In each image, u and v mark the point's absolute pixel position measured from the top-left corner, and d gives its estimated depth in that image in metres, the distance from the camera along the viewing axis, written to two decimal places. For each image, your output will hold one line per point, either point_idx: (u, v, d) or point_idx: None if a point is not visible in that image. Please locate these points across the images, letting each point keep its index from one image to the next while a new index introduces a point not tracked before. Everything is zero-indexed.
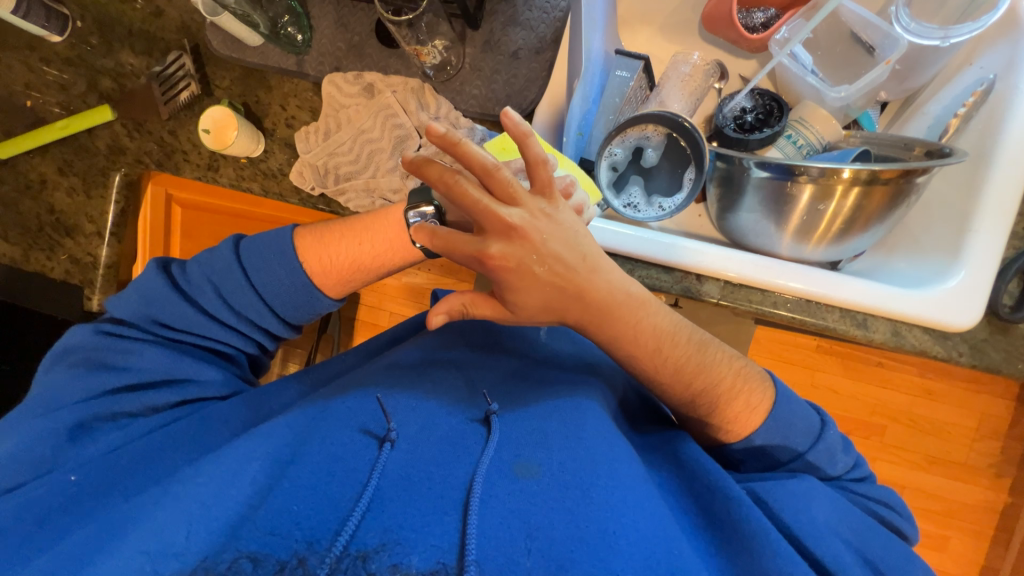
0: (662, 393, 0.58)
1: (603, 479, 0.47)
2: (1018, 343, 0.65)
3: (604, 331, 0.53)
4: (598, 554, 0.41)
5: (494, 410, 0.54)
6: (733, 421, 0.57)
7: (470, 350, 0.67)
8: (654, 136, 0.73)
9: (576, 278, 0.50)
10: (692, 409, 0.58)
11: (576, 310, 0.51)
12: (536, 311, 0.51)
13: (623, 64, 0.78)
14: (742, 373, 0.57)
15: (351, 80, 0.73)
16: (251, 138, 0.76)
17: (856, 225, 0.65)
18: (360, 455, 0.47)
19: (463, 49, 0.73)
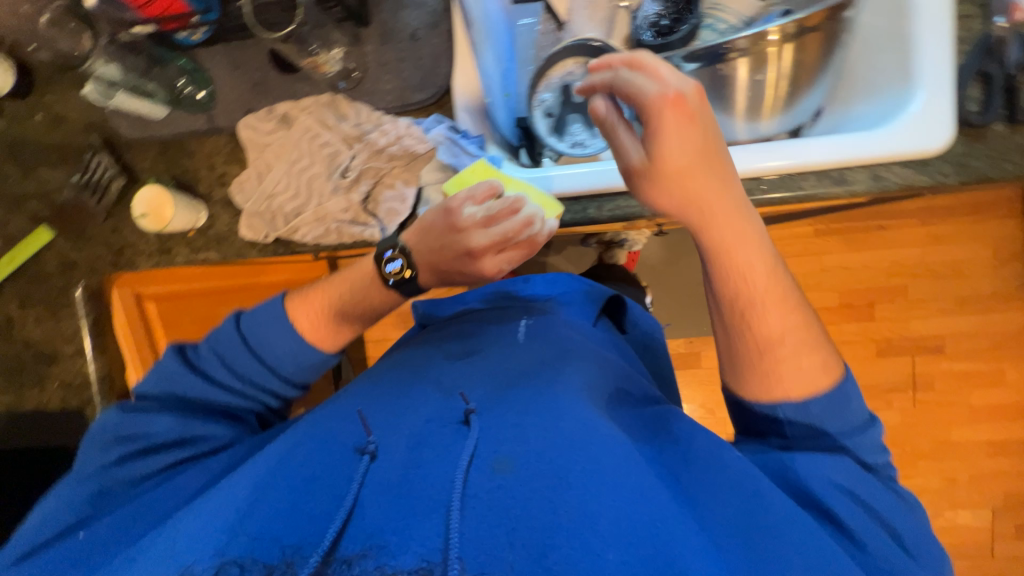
0: (758, 309, 0.53)
1: (581, 461, 0.45)
2: (999, 145, 0.62)
3: (732, 221, 0.51)
4: (576, 532, 0.40)
5: (473, 409, 0.51)
6: (787, 376, 0.52)
7: (451, 358, 0.63)
8: (577, 70, 0.70)
9: (719, 160, 0.49)
10: (765, 342, 0.53)
11: (711, 189, 0.49)
12: (667, 173, 0.49)
13: (524, 11, 0.78)
14: (806, 337, 0.53)
15: (265, 117, 0.71)
16: (190, 208, 0.75)
17: (805, 74, 0.64)
18: (344, 476, 0.46)
19: (363, 49, 0.71)
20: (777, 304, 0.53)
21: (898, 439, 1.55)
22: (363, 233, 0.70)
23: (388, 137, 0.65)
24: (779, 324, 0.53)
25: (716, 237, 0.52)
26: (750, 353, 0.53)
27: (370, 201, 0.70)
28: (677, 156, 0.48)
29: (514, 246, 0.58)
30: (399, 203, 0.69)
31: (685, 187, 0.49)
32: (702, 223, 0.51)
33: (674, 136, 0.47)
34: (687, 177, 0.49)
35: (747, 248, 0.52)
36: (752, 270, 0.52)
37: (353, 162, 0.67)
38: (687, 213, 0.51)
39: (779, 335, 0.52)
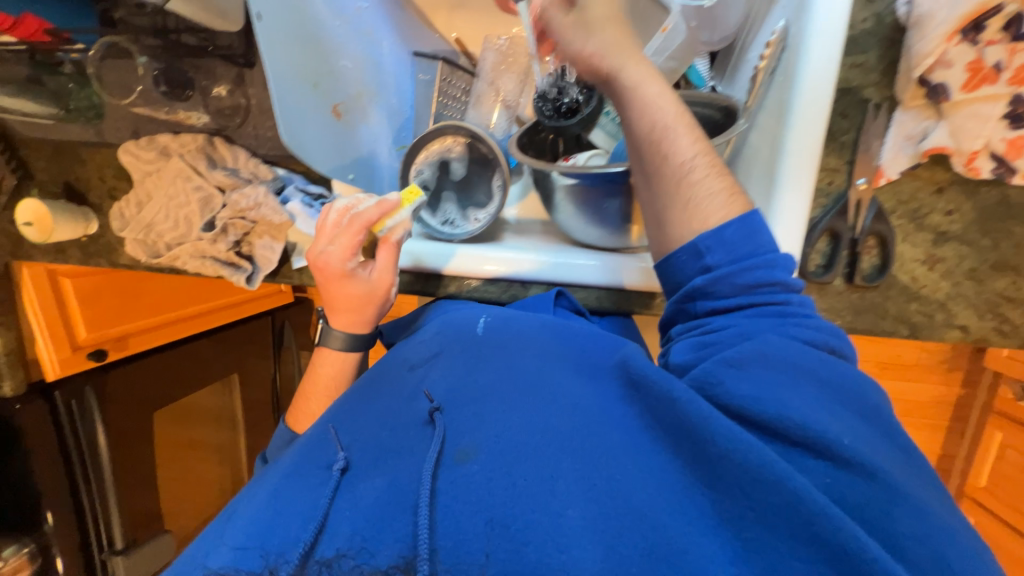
0: (666, 140, 0.50)
1: (540, 433, 0.43)
2: (835, 301, 0.64)
3: (642, 66, 0.52)
4: (536, 499, 0.39)
5: (437, 407, 0.48)
6: (696, 207, 0.50)
7: (410, 366, 0.59)
8: (456, 148, 0.70)
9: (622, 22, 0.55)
10: (678, 166, 0.50)
11: (615, 36, 0.53)
12: (578, 23, 0.54)
13: (424, 67, 0.75)
14: (721, 167, 0.51)
15: (145, 146, 0.71)
16: (76, 221, 0.76)
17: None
18: (314, 496, 0.44)
19: (247, 90, 0.69)
20: (691, 131, 0.51)
21: None
22: (230, 275, 0.72)
23: (250, 200, 0.68)
24: (692, 150, 0.50)
25: (618, 64, 0.52)
26: (664, 193, 0.51)
27: (242, 245, 0.72)
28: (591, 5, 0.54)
29: (340, 226, 0.61)
30: (269, 251, 0.71)
31: (591, 41, 0.53)
32: (607, 60, 0.52)
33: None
34: (592, 27, 0.53)
35: (650, 84, 0.52)
36: (661, 98, 0.51)
37: (222, 212, 0.69)
38: (599, 54, 0.53)
39: (690, 157, 0.50)
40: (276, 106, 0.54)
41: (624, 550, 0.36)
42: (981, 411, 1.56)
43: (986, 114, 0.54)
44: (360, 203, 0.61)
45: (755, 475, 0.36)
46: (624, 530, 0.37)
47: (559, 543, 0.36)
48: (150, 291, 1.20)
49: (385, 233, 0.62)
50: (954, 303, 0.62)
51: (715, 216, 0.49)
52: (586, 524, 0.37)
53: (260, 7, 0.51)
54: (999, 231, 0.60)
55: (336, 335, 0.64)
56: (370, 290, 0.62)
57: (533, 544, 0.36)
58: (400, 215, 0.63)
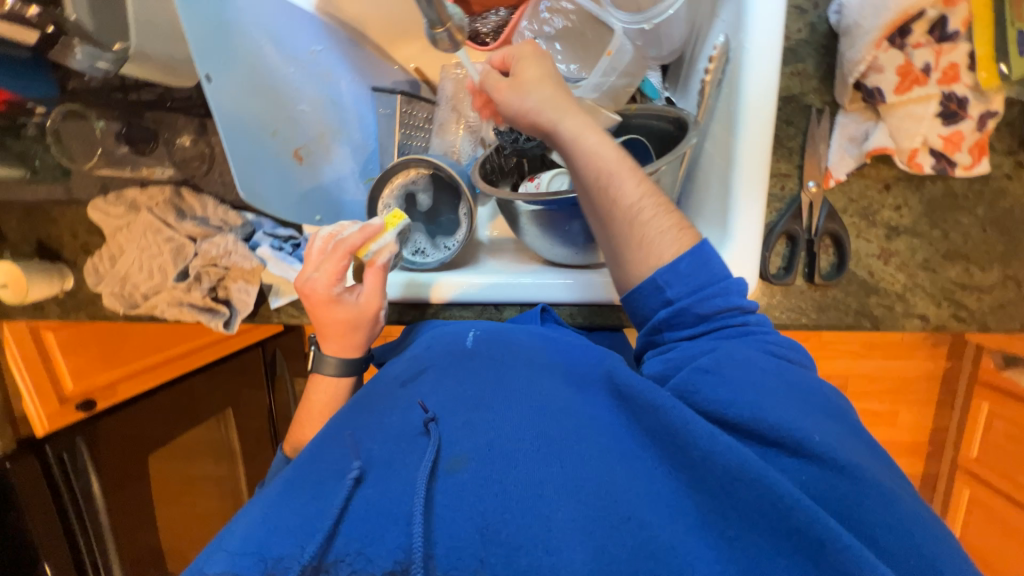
0: (613, 188, 0.52)
1: (535, 441, 0.43)
2: (798, 299, 0.66)
3: (581, 117, 0.54)
4: (529, 506, 0.39)
5: (433, 417, 0.47)
6: (651, 248, 0.52)
7: (400, 382, 0.56)
8: (419, 179, 0.72)
9: (558, 77, 0.57)
10: (625, 209, 0.52)
11: (552, 94, 0.55)
12: (516, 85, 0.56)
13: (383, 102, 0.76)
14: (667, 205, 0.53)
15: (115, 201, 0.72)
16: (51, 280, 0.77)
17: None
18: (312, 502, 0.42)
19: (210, 138, 0.71)
20: (635, 174, 0.53)
21: None
22: (208, 320, 0.72)
23: (219, 249, 0.69)
24: (638, 192, 0.52)
25: (558, 120, 0.54)
26: (618, 238, 0.53)
27: (218, 290, 0.73)
28: (526, 68, 0.57)
29: (325, 253, 0.61)
30: (245, 294, 0.72)
31: (530, 102, 0.55)
32: (548, 116, 0.54)
33: (516, 59, 0.58)
34: (530, 89, 0.55)
35: (591, 134, 0.53)
36: (604, 145, 0.53)
37: (195, 261, 0.70)
38: (540, 112, 0.55)
39: (636, 200, 0.52)
40: (231, 161, 0.56)
41: (614, 550, 0.37)
42: (967, 383, 1.58)
43: (920, 114, 0.57)
44: (343, 229, 0.61)
45: (738, 475, 0.39)
46: (613, 531, 0.38)
47: (551, 546, 0.37)
48: (135, 336, 1.20)
49: (371, 258, 0.62)
50: (913, 294, 0.64)
51: (665, 250, 0.52)
52: (578, 525, 0.38)
53: (208, 68, 0.53)
54: (948, 222, 0.62)
55: (329, 361, 0.64)
56: (359, 314, 0.61)
57: (527, 548, 0.37)
58: (384, 239, 0.63)
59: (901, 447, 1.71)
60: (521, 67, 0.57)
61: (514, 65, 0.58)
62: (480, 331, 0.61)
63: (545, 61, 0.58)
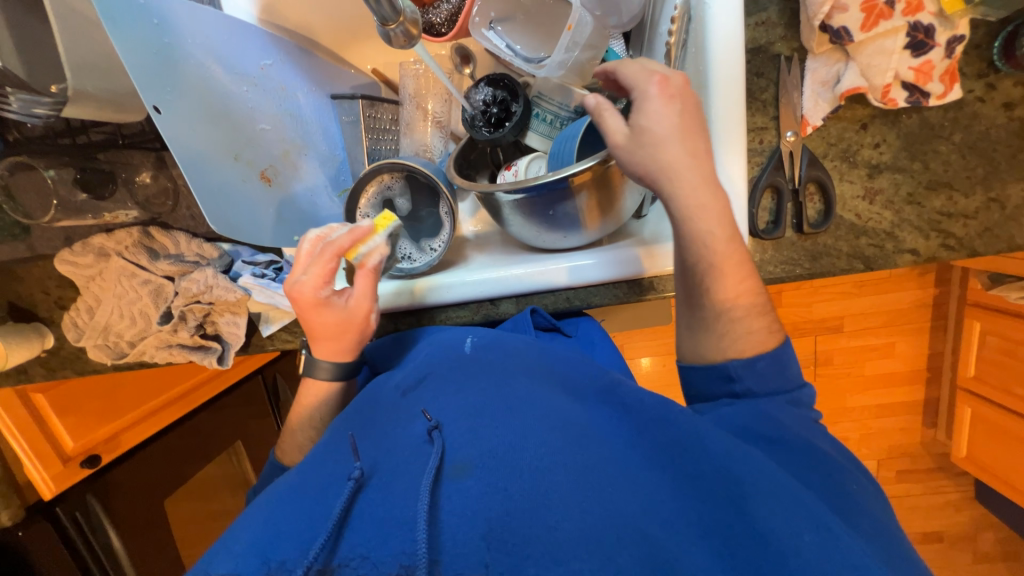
0: (708, 280, 0.52)
1: (544, 449, 0.42)
2: (790, 252, 0.66)
3: (704, 191, 0.50)
4: (537, 513, 0.38)
5: (436, 425, 0.45)
6: (736, 339, 0.52)
7: (399, 391, 0.55)
8: (395, 184, 0.71)
9: (696, 133, 0.50)
10: (719, 302, 0.52)
11: (681, 160, 0.49)
12: (643, 140, 0.50)
13: (345, 109, 0.73)
14: (757, 300, 0.53)
15: (81, 251, 0.68)
16: (29, 340, 0.74)
17: (616, 181, 0.63)
18: (319, 503, 0.41)
19: (171, 171, 0.69)
20: (733, 270, 0.52)
21: None
22: (202, 358, 0.71)
23: (200, 285, 0.66)
24: (730, 290, 0.52)
25: (673, 194, 0.50)
26: (705, 319, 0.54)
27: (206, 326, 0.71)
28: (660, 125, 0.49)
29: (313, 255, 0.59)
30: (234, 327, 0.70)
31: (651, 170, 0.50)
32: (666, 185, 0.50)
33: (654, 104, 0.49)
34: (658, 151, 0.49)
35: (703, 220, 0.50)
36: (710, 232, 0.51)
37: (175, 301, 0.67)
38: (661, 178, 0.50)
39: (728, 295, 0.52)
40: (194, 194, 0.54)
41: (622, 560, 0.35)
42: (958, 306, 1.63)
43: (890, 48, 0.56)
44: (333, 231, 0.60)
45: (751, 491, 0.40)
46: (619, 541, 0.36)
47: (558, 556, 0.35)
48: (128, 384, 1.14)
49: (361, 260, 0.60)
50: (901, 230, 0.64)
51: (749, 344, 0.52)
52: (584, 534, 0.37)
53: (156, 99, 0.51)
54: (927, 153, 0.62)
55: (322, 366, 0.62)
56: (348, 317, 0.60)
57: (534, 557, 0.35)
58: (373, 241, 0.62)
59: (900, 378, 1.76)
60: (649, 118, 0.49)
61: (638, 117, 0.50)
62: (478, 337, 0.61)
63: (686, 117, 0.50)
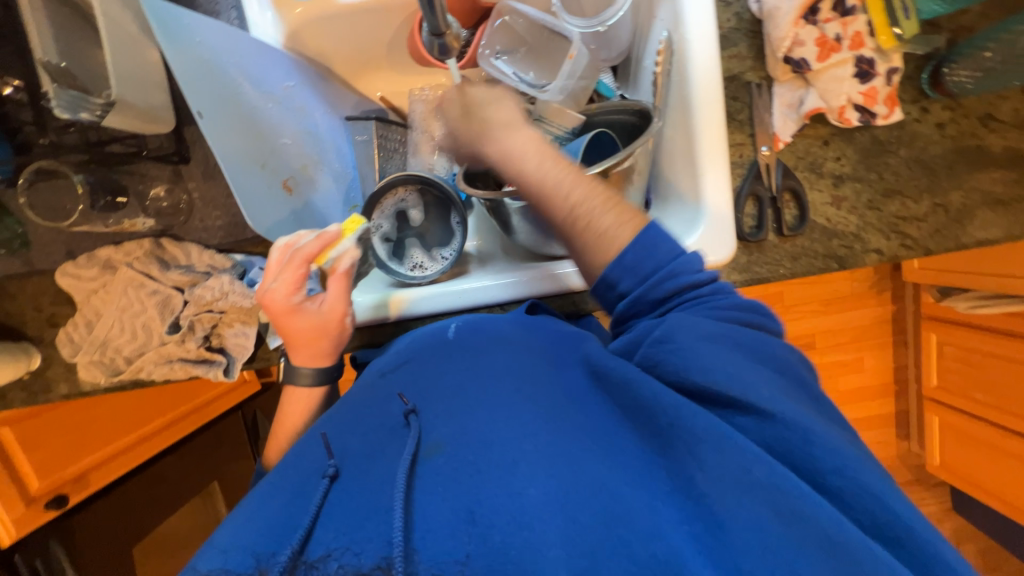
0: (544, 203, 0.55)
1: (513, 428, 0.46)
2: (774, 253, 0.72)
3: (507, 142, 0.58)
4: (501, 483, 0.41)
5: (413, 410, 0.51)
6: (597, 246, 0.53)
7: (381, 372, 0.60)
8: (409, 197, 0.75)
9: (497, 107, 0.61)
10: (565, 218, 0.54)
11: (483, 131, 0.60)
12: (462, 137, 0.64)
13: (359, 128, 0.78)
14: (598, 198, 0.54)
15: (86, 263, 0.68)
16: (16, 360, 0.70)
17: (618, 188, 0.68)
18: (301, 503, 0.43)
19: (186, 185, 0.70)
20: (561, 185, 0.55)
21: None
22: (205, 372, 0.69)
23: (214, 292, 0.66)
24: (562, 200, 0.54)
25: (491, 159, 0.60)
26: (573, 242, 0.55)
27: (212, 338, 0.70)
28: (461, 118, 0.63)
29: (284, 263, 0.61)
30: (242, 338, 0.69)
31: (474, 151, 0.63)
32: (485, 155, 0.61)
33: (454, 106, 0.64)
34: (468, 135, 0.62)
35: (516, 162, 0.57)
36: (524, 166, 0.56)
37: (184, 311, 0.67)
38: (480, 153, 0.61)
39: (568, 212, 0.54)
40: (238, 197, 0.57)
41: (582, 519, 0.39)
42: (915, 320, 1.75)
43: (841, 76, 0.66)
44: (300, 238, 0.61)
45: (704, 437, 0.42)
46: (582, 501, 0.40)
47: (521, 520, 0.38)
48: (104, 418, 1.07)
49: (332, 265, 0.62)
50: (866, 232, 0.72)
51: (608, 246, 0.52)
52: (548, 498, 0.40)
53: (200, 106, 0.54)
54: (880, 165, 0.72)
55: (304, 372, 0.63)
56: (323, 321, 0.61)
57: (499, 525, 0.38)
58: (343, 245, 0.64)
59: (871, 391, 1.85)
60: (457, 116, 0.63)
61: (452, 118, 0.64)
62: (460, 322, 0.65)
63: (487, 91, 0.64)
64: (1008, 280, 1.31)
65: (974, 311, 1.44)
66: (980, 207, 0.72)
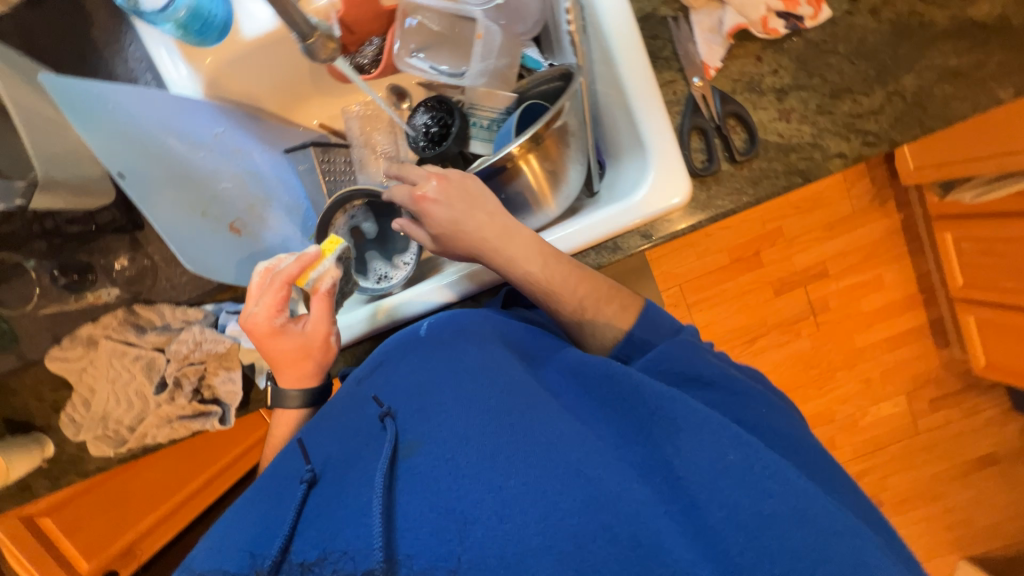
0: (550, 301, 0.61)
1: (486, 418, 0.46)
2: (731, 182, 0.70)
3: (504, 247, 0.61)
4: (479, 478, 0.42)
5: (388, 412, 0.50)
6: (602, 329, 0.60)
7: (357, 381, 0.60)
8: (357, 213, 0.75)
9: (480, 208, 0.61)
10: (568, 308, 0.61)
11: (475, 238, 0.61)
12: (445, 237, 0.63)
13: (300, 158, 0.80)
14: (598, 287, 0.61)
15: (71, 345, 0.70)
16: (29, 450, 0.73)
17: (556, 153, 0.67)
18: (283, 510, 0.46)
19: (146, 249, 0.73)
20: (566, 283, 0.60)
21: (813, 363, 1.77)
22: (203, 424, 0.71)
23: (189, 345, 0.69)
24: (569, 296, 0.60)
25: (490, 262, 0.62)
26: (576, 326, 0.62)
27: (203, 391, 0.71)
28: (442, 226, 0.62)
29: (264, 287, 0.63)
30: (230, 384, 0.70)
31: (466, 253, 0.64)
32: (481, 256, 0.63)
33: (430, 212, 0.62)
34: (457, 241, 0.63)
35: (517, 264, 0.60)
36: (529, 270, 0.60)
37: (168, 369, 0.69)
38: (475, 255, 0.63)
39: (571, 303, 0.60)
40: (172, 244, 0.60)
41: (564, 505, 0.40)
42: (928, 223, 1.68)
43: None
44: (281, 261, 0.63)
45: (685, 426, 0.45)
46: (562, 488, 0.41)
47: (501, 514, 0.40)
48: (138, 490, 1.09)
49: (314, 285, 0.63)
50: (824, 138, 0.69)
51: (617, 324, 0.60)
52: (526, 488, 0.41)
53: (121, 167, 0.57)
54: (821, 67, 0.69)
55: (291, 395, 0.64)
56: (306, 340, 0.62)
57: (480, 520, 0.40)
58: (323, 266, 0.64)
59: (898, 306, 1.77)
60: (436, 222, 0.62)
61: (428, 222, 0.63)
62: (431, 320, 0.62)
63: (464, 201, 0.62)
64: (1009, 159, 1.24)
65: (984, 198, 1.37)
66: (937, 84, 0.68)
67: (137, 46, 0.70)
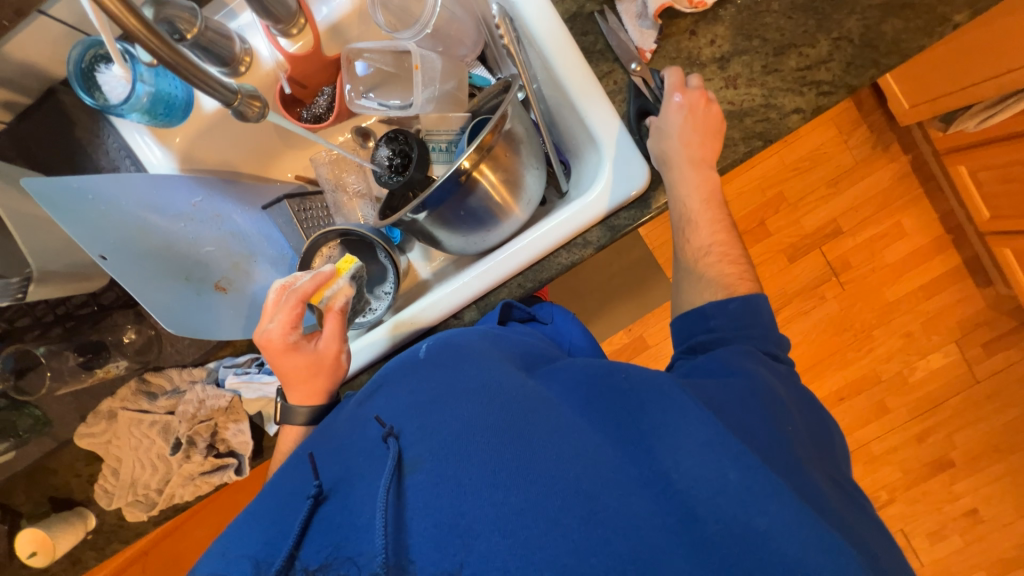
0: (689, 232, 0.67)
1: (489, 434, 0.45)
2: None
3: (702, 166, 0.66)
4: (480, 493, 0.41)
5: (393, 431, 0.49)
6: (712, 280, 0.65)
7: (359, 402, 0.59)
8: (334, 252, 0.79)
9: (705, 119, 0.65)
10: (701, 250, 0.66)
11: (682, 153, 0.65)
12: (670, 136, 0.65)
13: (277, 212, 0.82)
14: (732, 243, 0.67)
15: (95, 420, 0.75)
16: (74, 525, 0.78)
17: (507, 159, 0.69)
18: (288, 516, 0.47)
19: (149, 321, 0.77)
20: (710, 233, 0.66)
21: (843, 325, 1.68)
22: (222, 476, 0.76)
23: (194, 404, 0.74)
24: (721, 232, 0.67)
25: (676, 182, 0.66)
26: (688, 266, 0.67)
27: (217, 445, 0.77)
28: (678, 121, 0.65)
29: (279, 303, 0.66)
30: (241, 434, 0.75)
31: (666, 169, 0.67)
32: (670, 177, 0.67)
33: (678, 101, 0.65)
34: (666, 151, 0.66)
35: (688, 198, 0.66)
36: (699, 204, 0.66)
37: (182, 430, 0.75)
38: (669, 174, 0.67)
39: (708, 243, 0.66)
40: (155, 313, 0.66)
41: (566, 521, 0.39)
42: (937, 160, 1.59)
43: None
44: (297, 279, 0.66)
45: (688, 442, 0.43)
46: (563, 505, 0.40)
47: (502, 529, 0.39)
48: (187, 550, 1.18)
49: (328, 302, 0.66)
50: (776, 97, 0.68)
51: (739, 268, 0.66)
52: (528, 505, 0.40)
53: (102, 250, 0.63)
54: (759, 27, 0.68)
55: (299, 411, 0.65)
56: (318, 358, 0.65)
57: (483, 534, 0.39)
58: (338, 283, 0.68)
59: (926, 252, 1.67)
60: (670, 117, 0.65)
61: (663, 114, 0.66)
62: (431, 340, 0.62)
63: (699, 115, 0.65)
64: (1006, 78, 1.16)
65: (988, 124, 1.28)
66: (884, 19, 0.66)
67: (115, 138, 0.77)
